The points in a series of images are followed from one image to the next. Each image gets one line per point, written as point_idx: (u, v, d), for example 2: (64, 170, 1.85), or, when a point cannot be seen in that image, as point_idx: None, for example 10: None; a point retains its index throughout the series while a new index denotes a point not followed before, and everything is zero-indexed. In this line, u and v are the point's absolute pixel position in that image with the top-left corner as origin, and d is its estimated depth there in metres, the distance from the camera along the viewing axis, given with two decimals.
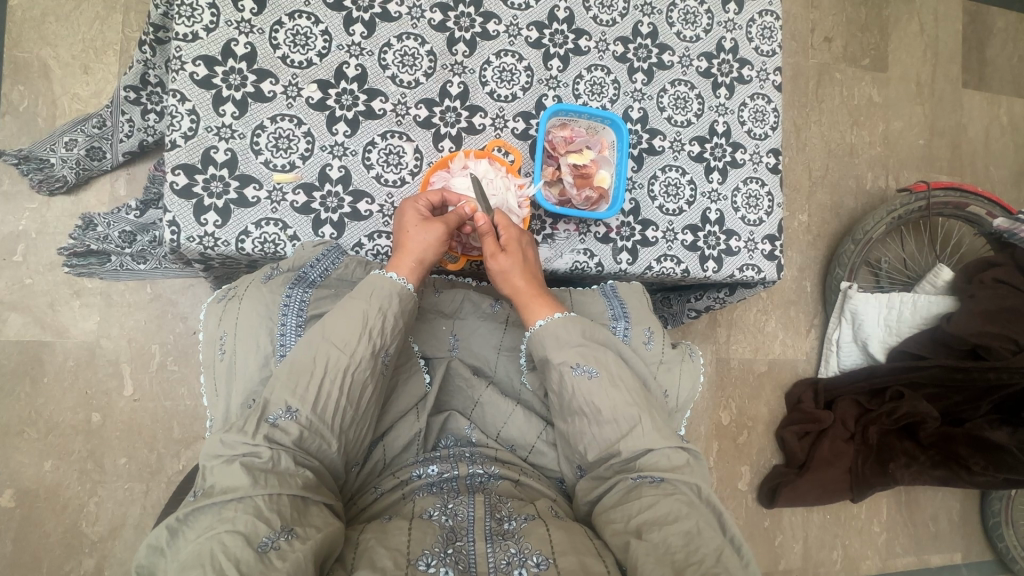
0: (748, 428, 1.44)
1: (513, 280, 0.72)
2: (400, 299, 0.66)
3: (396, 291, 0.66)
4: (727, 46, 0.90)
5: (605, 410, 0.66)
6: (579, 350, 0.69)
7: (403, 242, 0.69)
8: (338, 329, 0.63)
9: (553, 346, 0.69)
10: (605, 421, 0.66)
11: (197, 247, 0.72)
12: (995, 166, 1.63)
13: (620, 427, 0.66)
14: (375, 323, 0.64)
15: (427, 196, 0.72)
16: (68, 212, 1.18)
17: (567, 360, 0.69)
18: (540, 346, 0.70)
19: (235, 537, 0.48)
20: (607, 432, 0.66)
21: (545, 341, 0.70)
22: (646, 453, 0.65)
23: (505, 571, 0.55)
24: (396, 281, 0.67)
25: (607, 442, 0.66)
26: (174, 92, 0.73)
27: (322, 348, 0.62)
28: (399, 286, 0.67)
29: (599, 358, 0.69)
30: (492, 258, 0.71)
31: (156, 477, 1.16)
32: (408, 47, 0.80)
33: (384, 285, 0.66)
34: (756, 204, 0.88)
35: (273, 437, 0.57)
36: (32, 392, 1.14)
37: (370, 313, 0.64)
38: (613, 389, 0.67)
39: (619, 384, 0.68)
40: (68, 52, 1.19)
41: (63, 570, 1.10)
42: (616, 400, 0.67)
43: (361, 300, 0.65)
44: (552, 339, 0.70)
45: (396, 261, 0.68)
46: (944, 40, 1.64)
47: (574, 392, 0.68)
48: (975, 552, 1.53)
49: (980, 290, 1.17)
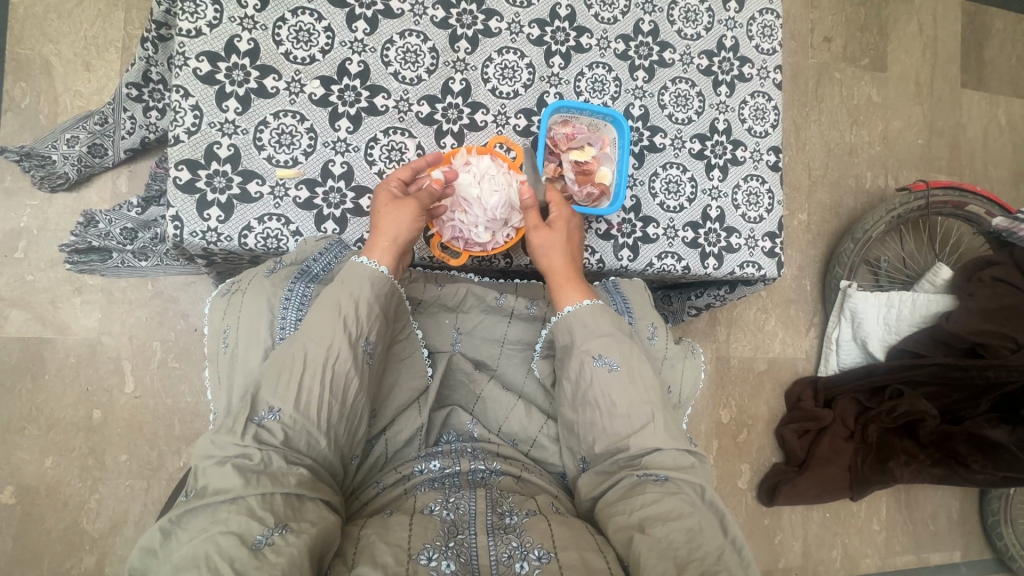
0: (747, 426, 1.44)
1: (552, 258, 0.74)
2: (372, 284, 0.66)
3: (369, 276, 0.67)
4: (728, 44, 0.90)
5: (621, 404, 0.67)
6: (605, 340, 0.70)
7: (378, 225, 0.70)
8: (314, 322, 0.63)
9: (579, 334, 0.71)
10: (619, 414, 0.67)
11: (199, 243, 0.72)
12: (994, 166, 1.63)
13: (632, 422, 0.66)
14: (349, 311, 0.64)
15: (395, 176, 0.74)
16: (70, 209, 1.18)
17: (591, 350, 0.69)
18: (568, 330, 0.72)
19: (229, 537, 0.49)
20: (617, 425, 0.67)
21: (573, 328, 0.72)
22: (654, 451, 0.65)
23: (506, 565, 0.55)
24: (368, 264, 0.67)
25: (617, 436, 0.67)
26: (178, 87, 0.73)
27: (303, 344, 0.62)
28: (371, 269, 0.67)
29: (623, 351, 0.69)
30: (531, 232, 0.75)
31: (157, 474, 1.16)
32: (410, 44, 0.80)
33: (359, 272, 0.66)
34: (756, 202, 0.89)
35: (260, 438, 0.57)
36: (33, 389, 1.14)
37: (344, 302, 0.64)
38: (631, 384, 0.68)
39: (637, 380, 0.68)
40: (70, 50, 1.19)
41: (64, 566, 1.10)
42: (634, 396, 0.67)
43: (336, 291, 0.65)
44: (579, 327, 0.71)
45: (371, 244, 0.69)
46: (943, 40, 1.65)
47: (592, 381, 0.68)
48: (974, 551, 1.53)
49: (979, 288, 1.18)
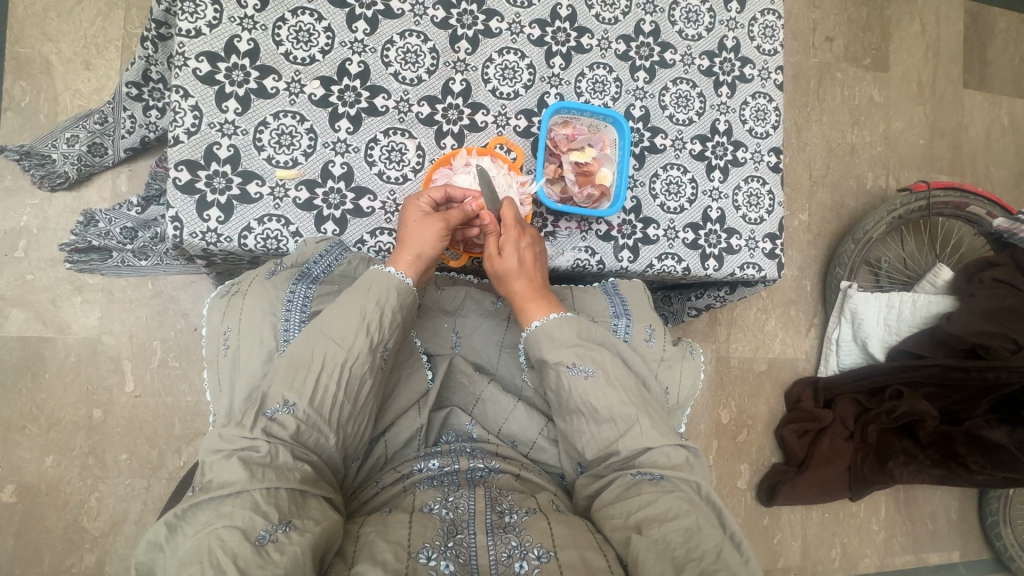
0: (747, 427, 1.44)
1: (513, 283, 0.73)
2: (398, 294, 0.66)
3: (394, 284, 0.66)
4: (729, 45, 0.90)
5: (603, 408, 0.67)
6: (574, 350, 0.69)
7: (404, 238, 0.70)
8: (336, 323, 0.63)
9: (548, 347, 0.70)
10: (604, 420, 0.67)
11: (199, 243, 0.72)
12: (995, 166, 1.63)
13: (618, 426, 0.66)
14: (372, 317, 0.64)
15: (430, 192, 0.73)
16: (70, 208, 1.18)
17: (563, 360, 0.69)
18: (536, 345, 0.71)
19: (233, 532, 0.48)
20: (605, 431, 0.67)
21: (541, 342, 0.71)
22: (646, 451, 0.65)
23: (506, 565, 0.55)
24: (396, 276, 0.67)
25: (606, 441, 0.66)
26: (177, 88, 0.73)
27: (317, 343, 0.62)
28: (398, 281, 0.67)
29: (595, 358, 0.69)
30: (493, 257, 0.73)
31: (157, 473, 1.16)
32: (410, 44, 0.80)
33: (384, 280, 0.66)
34: (757, 203, 0.89)
35: (270, 431, 0.57)
36: (33, 388, 1.14)
37: (368, 307, 0.64)
38: (609, 388, 0.67)
39: (614, 382, 0.68)
40: (70, 48, 1.19)
41: (65, 565, 1.11)
42: (613, 398, 0.67)
43: (359, 294, 0.65)
44: (548, 340, 0.70)
45: (396, 256, 0.69)
46: (946, 40, 1.64)
47: (571, 391, 0.68)
48: (973, 552, 1.53)
49: (980, 289, 1.17)
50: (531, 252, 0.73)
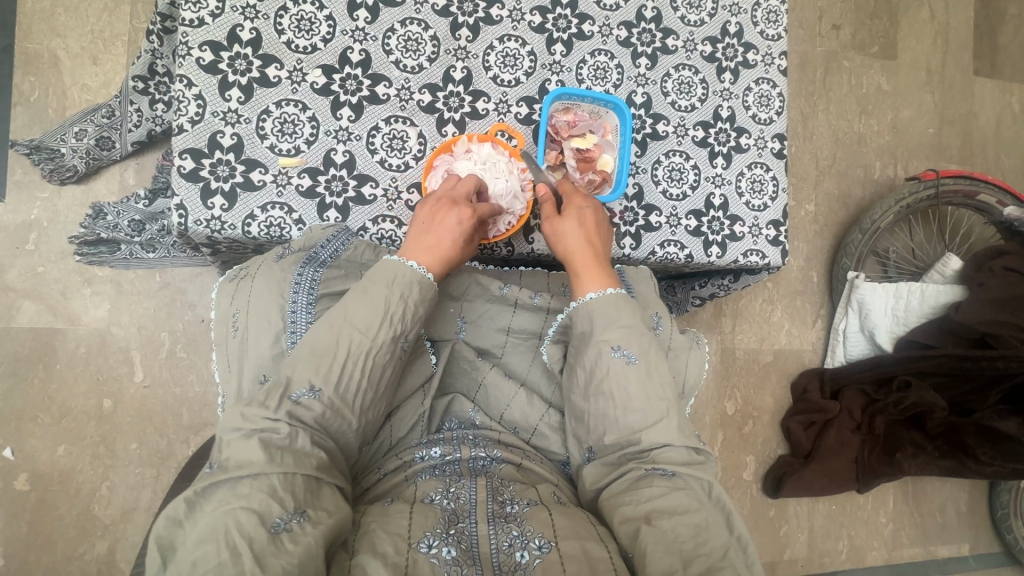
0: (753, 418, 1.43)
1: (573, 248, 0.73)
2: (421, 287, 0.66)
3: (417, 279, 0.66)
4: (731, 30, 0.89)
5: (637, 398, 0.66)
6: (624, 332, 0.69)
7: (434, 240, 0.69)
8: (359, 313, 0.63)
9: (601, 323, 0.69)
10: (634, 408, 0.66)
11: (203, 231, 0.73)
12: (1006, 154, 1.61)
13: (647, 416, 0.66)
14: (396, 309, 0.64)
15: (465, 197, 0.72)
16: (79, 201, 1.19)
17: (610, 340, 0.68)
18: (587, 318, 0.70)
19: (250, 515, 0.49)
20: (631, 419, 0.66)
21: (593, 315, 0.70)
22: (664, 446, 0.65)
23: (506, 553, 0.56)
24: (417, 271, 0.67)
25: (628, 429, 0.66)
26: (180, 77, 0.74)
27: (342, 330, 0.62)
28: (420, 275, 0.67)
29: (641, 345, 0.68)
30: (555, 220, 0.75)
31: (166, 462, 1.18)
32: (411, 32, 0.80)
33: (406, 272, 0.66)
34: (760, 189, 0.88)
35: (294, 414, 0.58)
36: (45, 378, 1.16)
37: (392, 298, 0.64)
38: (648, 378, 0.67)
39: (654, 375, 0.67)
40: (77, 43, 1.21)
41: (77, 552, 1.12)
42: (649, 390, 0.66)
43: (381, 285, 0.65)
44: (602, 316, 0.70)
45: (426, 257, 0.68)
46: (955, 27, 1.62)
47: (608, 373, 0.67)
48: (982, 545, 1.51)
49: (989, 279, 1.16)
50: (590, 219, 0.75)
